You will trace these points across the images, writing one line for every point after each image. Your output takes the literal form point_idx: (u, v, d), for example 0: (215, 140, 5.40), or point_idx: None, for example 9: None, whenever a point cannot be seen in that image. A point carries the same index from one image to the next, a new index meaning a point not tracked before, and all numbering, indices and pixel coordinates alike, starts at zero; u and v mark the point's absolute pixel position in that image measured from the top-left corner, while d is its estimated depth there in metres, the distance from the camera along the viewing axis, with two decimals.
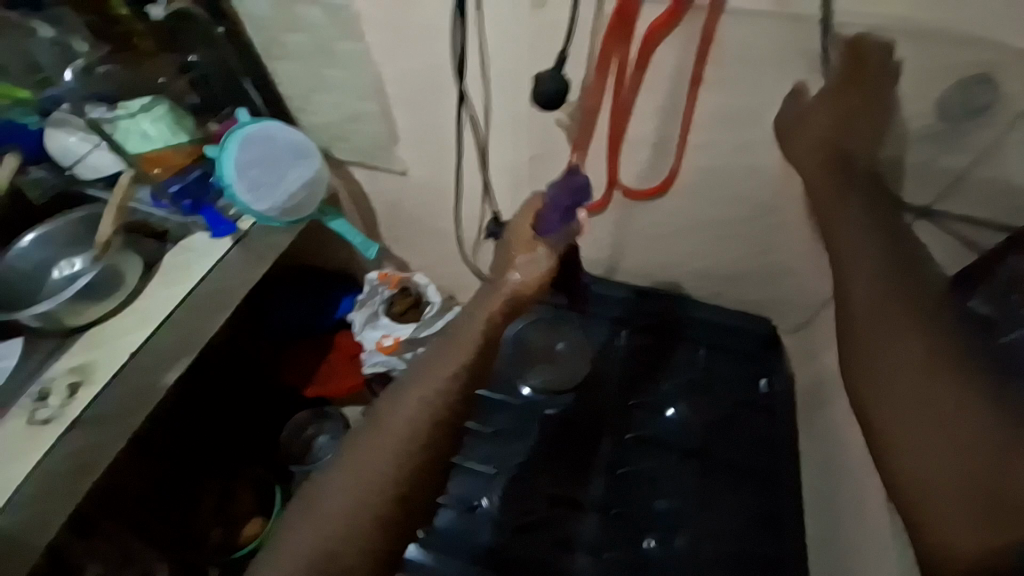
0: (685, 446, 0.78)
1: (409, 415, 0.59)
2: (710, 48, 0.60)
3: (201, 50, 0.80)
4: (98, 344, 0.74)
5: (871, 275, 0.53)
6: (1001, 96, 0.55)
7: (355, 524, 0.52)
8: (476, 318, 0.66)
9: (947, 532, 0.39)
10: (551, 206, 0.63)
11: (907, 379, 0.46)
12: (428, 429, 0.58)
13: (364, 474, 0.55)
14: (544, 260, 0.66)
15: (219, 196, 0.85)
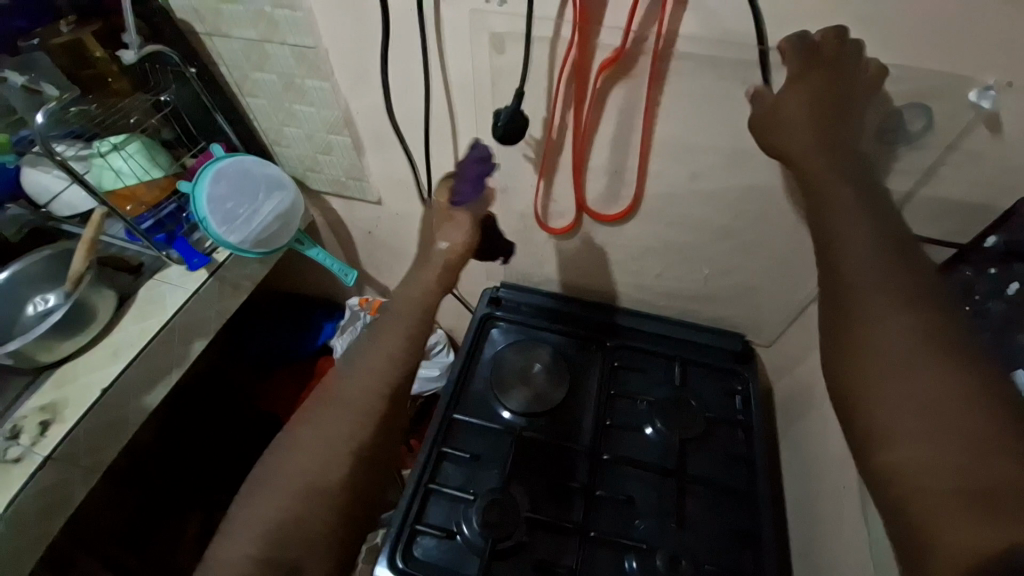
0: (662, 464, 0.78)
1: (343, 424, 0.59)
2: (662, 80, 0.63)
3: (175, 88, 0.83)
4: (70, 381, 0.74)
5: (866, 241, 0.45)
6: (938, 120, 0.57)
7: (304, 498, 0.56)
8: (413, 284, 0.65)
9: (943, 539, 0.34)
10: (464, 176, 0.68)
11: (900, 364, 0.40)
12: (367, 404, 0.59)
13: (295, 479, 0.56)
14: (466, 226, 0.66)
15: (194, 229, 0.88)
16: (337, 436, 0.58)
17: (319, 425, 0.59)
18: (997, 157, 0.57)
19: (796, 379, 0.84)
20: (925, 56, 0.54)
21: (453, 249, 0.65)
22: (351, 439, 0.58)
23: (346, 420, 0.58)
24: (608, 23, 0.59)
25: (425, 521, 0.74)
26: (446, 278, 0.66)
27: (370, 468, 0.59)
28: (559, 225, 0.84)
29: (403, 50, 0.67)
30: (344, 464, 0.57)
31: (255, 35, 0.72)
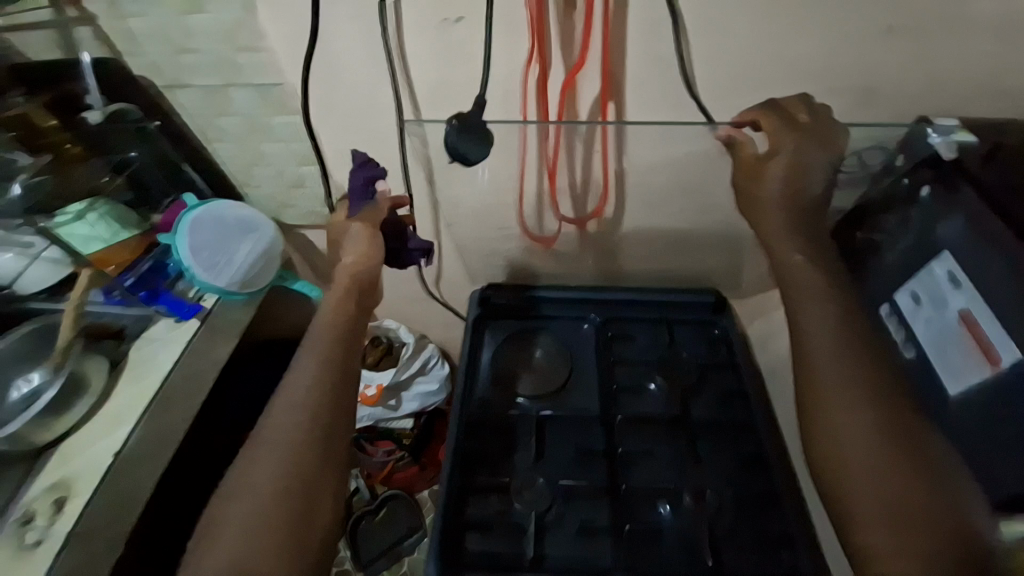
0: (669, 414, 0.85)
1: (286, 452, 0.57)
2: (610, 66, 0.69)
3: (137, 146, 0.81)
4: (75, 456, 0.71)
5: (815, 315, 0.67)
6: (846, 67, 0.67)
7: (257, 520, 0.52)
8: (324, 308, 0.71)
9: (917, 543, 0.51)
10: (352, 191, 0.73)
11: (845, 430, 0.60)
12: (308, 413, 0.61)
13: (238, 525, 0.51)
14: (357, 234, 0.72)
15: (175, 280, 0.85)
16: (279, 464, 0.56)
17: (257, 463, 0.56)
18: (889, 91, 0.68)
19: (768, 315, 0.93)
20: (827, 10, 0.63)
21: (356, 260, 0.71)
22: (299, 459, 0.57)
23: (289, 435, 0.59)
24: (556, 26, 0.65)
25: (469, 518, 0.76)
26: (361, 288, 0.72)
27: (320, 491, 0.56)
28: (547, 234, 0.87)
29: (367, 75, 0.71)
30: (293, 491, 0.54)
31: (217, 81, 0.74)
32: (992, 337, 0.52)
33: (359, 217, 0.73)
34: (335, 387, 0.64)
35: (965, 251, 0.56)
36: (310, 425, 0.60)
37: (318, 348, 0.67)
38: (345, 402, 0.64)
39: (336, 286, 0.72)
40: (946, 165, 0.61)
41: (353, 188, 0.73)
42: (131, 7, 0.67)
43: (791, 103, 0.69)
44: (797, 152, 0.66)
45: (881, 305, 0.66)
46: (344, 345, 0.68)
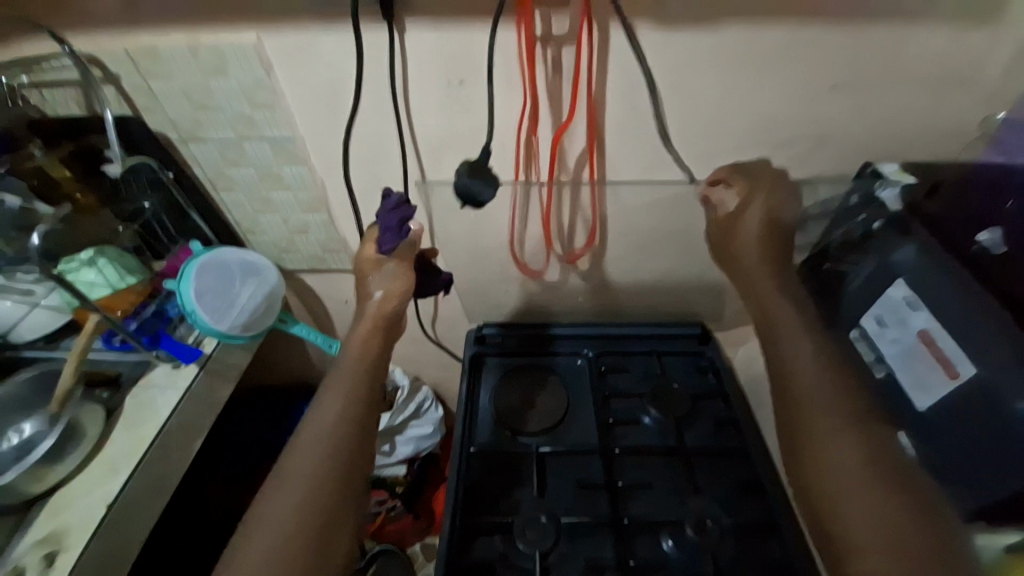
0: (665, 445, 0.87)
1: (311, 480, 0.58)
2: (596, 121, 0.76)
3: (151, 195, 0.85)
4: (68, 507, 0.69)
5: (793, 341, 0.69)
6: (801, 118, 0.76)
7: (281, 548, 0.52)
8: (354, 339, 0.74)
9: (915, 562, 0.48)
10: (382, 227, 0.71)
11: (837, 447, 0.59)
12: (334, 443, 0.62)
13: (259, 560, 0.51)
14: (395, 270, 0.74)
15: (178, 323, 0.87)
16: (301, 495, 0.56)
17: (278, 498, 0.56)
18: (838, 138, 0.78)
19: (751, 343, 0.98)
20: (785, 73, 0.72)
21: (390, 295, 0.74)
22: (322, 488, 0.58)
23: (317, 462, 0.60)
24: (547, 88, 0.72)
25: (475, 559, 0.76)
26: (389, 323, 0.75)
27: (341, 520, 0.57)
28: (538, 269, 0.92)
29: (376, 130, 0.78)
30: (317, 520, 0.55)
31: (232, 136, 0.80)
32: (949, 352, 0.58)
33: (394, 253, 0.73)
34: (359, 419, 0.66)
35: (918, 278, 0.63)
36: (338, 455, 0.61)
37: (341, 386, 0.69)
38: (369, 433, 0.66)
39: (363, 323, 0.75)
40: (901, 214, 0.69)
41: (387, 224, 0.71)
42: (155, 70, 0.73)
43: (751, 165, 0.79)
44: (767, 206, 0.74)
45: (851, 330, 0.70)
46: (368, 380, 0.70)
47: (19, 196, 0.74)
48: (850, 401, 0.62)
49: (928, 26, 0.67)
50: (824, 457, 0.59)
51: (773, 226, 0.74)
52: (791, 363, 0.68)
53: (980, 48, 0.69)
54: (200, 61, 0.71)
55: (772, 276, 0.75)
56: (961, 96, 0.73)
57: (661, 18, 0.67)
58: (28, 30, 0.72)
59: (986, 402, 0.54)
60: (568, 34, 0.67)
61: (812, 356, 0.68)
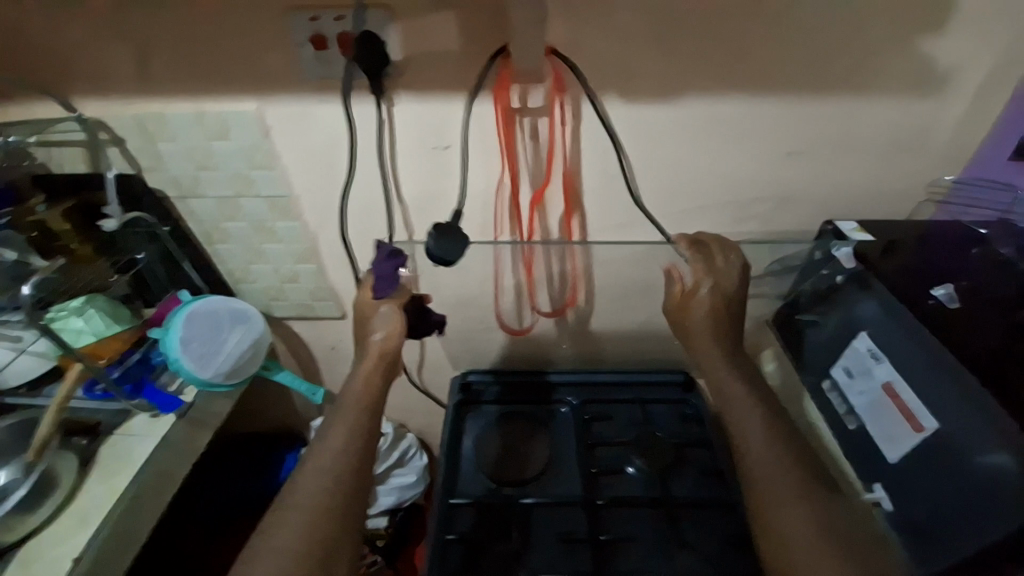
0: (650, 496, 0.85)
1: (313, 515, 0.58)
2: (573, 182, 0.81)
3: (147, 247, 0.88)
4: (34, 561, 0.67)
5: (738, 376, 0.72)
6: (765, 180, 0.81)
7: None
8: (357, 374, 0.75)
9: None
10: (378, 274, 0.75)
11: (786, 478, 0.60)
12: (338, 477, 0.62)
13: None
14: (392, 313, 0.77)
15: (162, 370, 0.87)
16: (304, 530, 0.56)
17: (279, 534, 0.56)
18: (801, 197, 0.83)
19: None
20: (746, 140, 0.77)
21: (389, 336, 0.76)
22: (324, 523, 0.57)
23: (321, 497, 0.59)
24: (527, 153, 0.77)
25: None
26: (390, 362, 0.76)
27: (341, 559, 0.56)
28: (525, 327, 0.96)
29: (365, 188, 0.82)
30: (317, 558, 0.54)
31: (230, 193, 0.83)
32: (912, 405, 0.60)
33: (389, 299, 0.77)
34: (363, 455, 0.66)
35: (882, 332, 0.65)
36: (342, 490, 0.61)
37: (344, 423, 0.69)
38: (370, 470, 0.65)
39: (367, 358, 0.75)
40: (860, 270, 0.72)
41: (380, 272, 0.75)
42: (159, 133, 0.77)
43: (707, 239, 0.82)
44: (716, 289, 0.77)
45: (822, 380, 0.74)
46: (370, 420, 0.70)
47: (17, 250, 0.77)
48: (794, 437, 0.65)
49: (873, 101, 0.73)
50: (772, 487, 0.60)
51: (718, 313, 0.76)
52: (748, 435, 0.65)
53: (922, 120, 0.75)
54: (205, 125, 0.76)
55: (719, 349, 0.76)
56: (911, 161, 0.79)
57: (630, 92, 0.73)
58: (38, 98, 0.77)
59: (950, 454, 0.56)
60: (543, 106, 0.73)
61: (775, 426, 0.66)
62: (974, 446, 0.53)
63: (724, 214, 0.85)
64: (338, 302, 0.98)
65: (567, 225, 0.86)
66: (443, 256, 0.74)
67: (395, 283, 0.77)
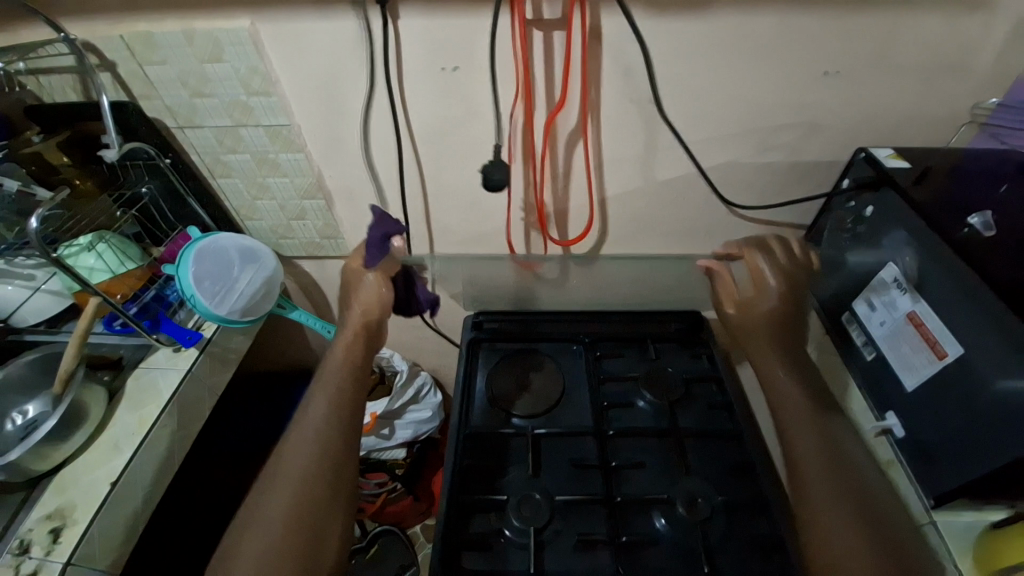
0: (658, 426, 0.88)
1: (301, 475, 0.64)
2: (590, 107, 0.76)
3: (150, 180, 0.86)
4: (74, 484, 0.71)
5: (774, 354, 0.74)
6: (796, 105, 0.76)
7: (275, 538, 0.58)
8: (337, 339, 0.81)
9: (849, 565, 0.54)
10: (369, 243, 0.81)
11: (812, 454, 0.63)
12: (323, 441, 0.67)
13: (256, 554, 0.57)
14: (374, 282, 0.83)
15: (176, 308, 0.88)
16: (292, 489, 0.62)
17: (270, 493, 0.62)
18: (832, 124, 0.78)
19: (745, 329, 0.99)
20: (777, 57, 0.71)
21: (367, 306, 0.82)
22: (310, 481, 0.63)
23: (307, 458, 0.66)
24: (544, 75, 0.73)
25: (469, 534, 0.77)
26: (371, 331, 0.83)
27: (331, 513, 0.62)
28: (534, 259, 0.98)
29: (370, 115, 0.78)
30: (307, 513, 0.61)
31: (229, 122, 0.80)
32: (937, 332, 0.59)
33: (376, 268, 0.83)
34: (349, 422, 0.71)
35: (908, 261, 0.64)
36: (329, 455, 0.66)
37: (324, 390, 0.74)
38: (355, 432, 0.70)
39: (347, 328, 0.82)
40: (887, 196, 0.70)
41: (372, 241, 0.81)
42: (151, 56, 0.72)
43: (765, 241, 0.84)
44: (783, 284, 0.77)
45: (842, 314, 0.75)
46: (350, 387, 0.75)
47: (17, 179, 0.76)
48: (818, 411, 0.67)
49: (925, 11, 0.67)
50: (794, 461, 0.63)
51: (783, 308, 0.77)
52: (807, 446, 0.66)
53: (975, 33, 0.68)
54: (196, 47, 0.71)
55: (776, 353, 0.74)
56: (955, 84, 0.73)
57: (652, 2, 0.67)
58: (20, 17, 0.72)
59: (967, 378, 0.55)
60: (560, 19, 0.67)
61: (829, 420, 0.66)
62: (997, 370, 0.52)
63: (749, 143, 0.81)
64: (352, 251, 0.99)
65: (583, 157, 0.83)
66: (493, 180, 0.75)
67: (385, 253, 0.82)
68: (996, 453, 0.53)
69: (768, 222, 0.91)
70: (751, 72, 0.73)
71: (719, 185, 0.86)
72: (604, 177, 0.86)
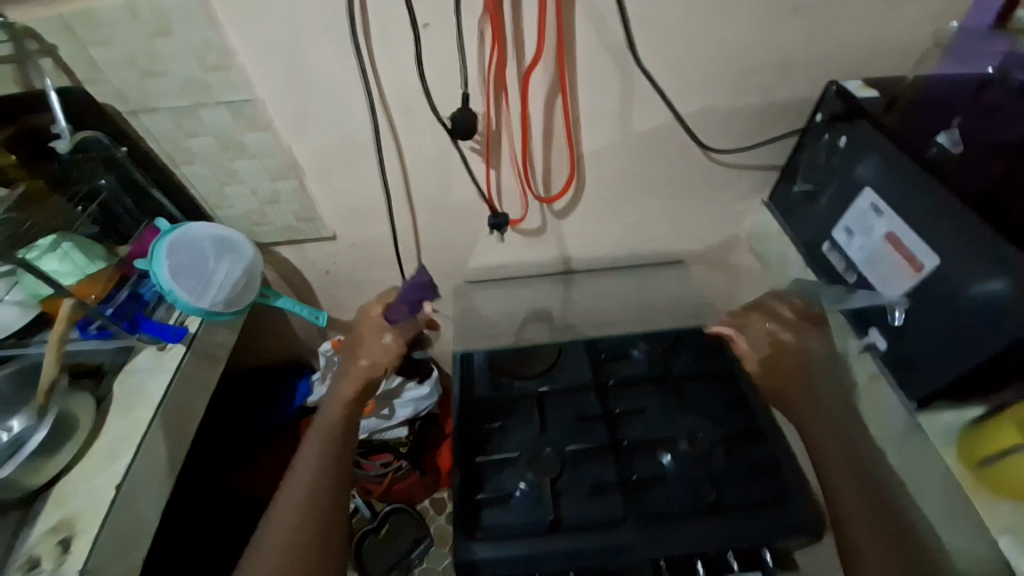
0: (654, 372, 0.90)
1: (304, 508, 0.73)
2: (566, 59, 0.75)
3: (108, 174, 0.80)
4: (74, 494, 0.68)
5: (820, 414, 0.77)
6: (768, 43, 0.77)
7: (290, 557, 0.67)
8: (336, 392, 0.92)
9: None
10: (402, 298, 0.93)
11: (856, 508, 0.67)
12: (326, 478, 0.77)
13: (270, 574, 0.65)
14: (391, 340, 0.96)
15: (154, 306, 0.84)
16: (297, 519, 0.71)
17: (278, 522, 0.71)
18: (803, 60, 0.79)
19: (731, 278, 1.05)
20: None
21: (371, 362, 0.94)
22: (314, 513, 0.72)
23: (310, 494, 0.75)
24: (518, 27, 0.71)
25: (482, 497, 0.78)
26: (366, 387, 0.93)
27: (333, 539, 0.71)
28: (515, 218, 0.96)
29: (340, 84, 0.75)
30: (312, 537, 0.70)
31: (187, 103, 0.75)
32: (913, 248, 0.63)
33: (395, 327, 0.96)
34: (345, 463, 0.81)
35: (882, 185, 0.67)
36: (331, 492, 0.76)
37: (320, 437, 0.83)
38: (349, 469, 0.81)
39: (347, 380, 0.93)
40: (860, 126, 0.72)
41: (406, 299, 0.94)
42: (93, 36, 0.67)
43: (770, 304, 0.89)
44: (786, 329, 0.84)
45: (823, 243, 0.80)
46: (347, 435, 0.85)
47: None
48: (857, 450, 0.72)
49: None
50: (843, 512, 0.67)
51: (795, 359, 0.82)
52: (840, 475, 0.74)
53: None
54: (142, 22, 0.66)
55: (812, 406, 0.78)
56: (915, 9, 0.75)
57: None
58: None
59: (945, 290, 0.59)
60: None
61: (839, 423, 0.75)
62: (972, 275, 0.56)
63: (724, 87, 0.81)
64: (332, 233, 0.97)
65: (560, 115, 0.82)
66: (455, 124, 0.75)
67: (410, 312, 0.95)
68: (972, 352, 0.57)
69: (744, 164, 0.93)
70: (722, 11, 0.73)
71: (696, 132, 0.87)
72: (582, 134, 0.85)
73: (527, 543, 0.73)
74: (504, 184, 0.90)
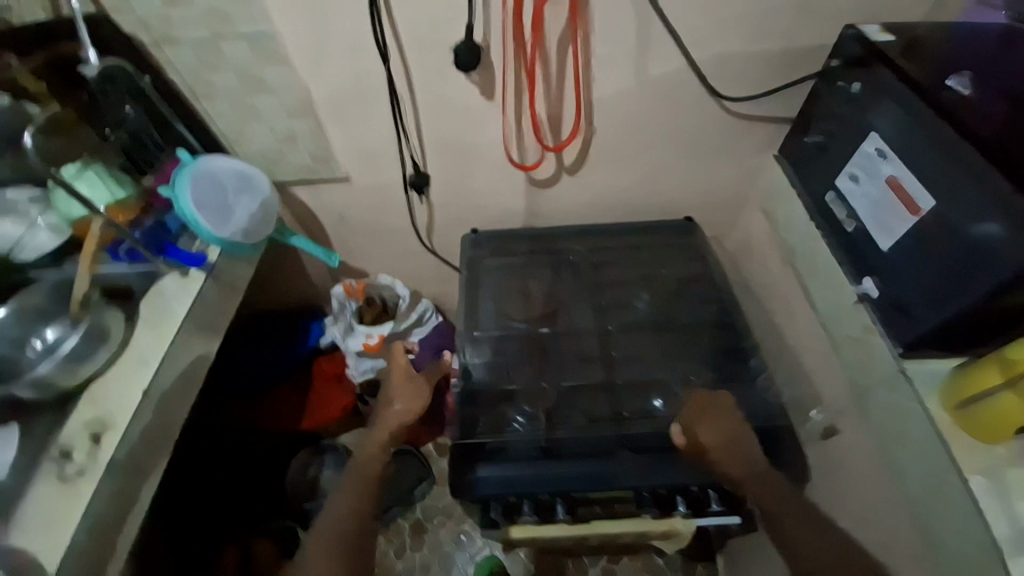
0: (654, 322, 0.93)
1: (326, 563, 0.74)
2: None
3: (133, 104, 0.83)
4: (105, 396, 0.74)
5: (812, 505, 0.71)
6: None
7: None
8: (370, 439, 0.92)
9: None
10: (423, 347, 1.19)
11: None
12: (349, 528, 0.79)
13: None
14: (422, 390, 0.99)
15: (180, 235, 0.88)
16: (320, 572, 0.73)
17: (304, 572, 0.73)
18: (823, 4, 0.77)
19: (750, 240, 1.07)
20: None
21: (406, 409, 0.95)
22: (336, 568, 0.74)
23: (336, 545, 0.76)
24: None
25: (475, 433, 0.82)
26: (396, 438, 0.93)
27: None
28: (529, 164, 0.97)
29: (353, 17, 0.76)
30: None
31: (207, 34, 0.77)
32: (915, 192, 0.64)
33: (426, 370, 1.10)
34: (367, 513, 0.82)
35: (893, 132, 0.67)
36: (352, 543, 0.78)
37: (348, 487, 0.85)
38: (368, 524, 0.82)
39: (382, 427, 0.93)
40: (875, 70, 0.71)
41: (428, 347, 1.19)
42: None
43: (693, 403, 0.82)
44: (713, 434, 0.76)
45: (828, 193, 0.81)
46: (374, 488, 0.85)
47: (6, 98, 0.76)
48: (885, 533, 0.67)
49: None
50: None
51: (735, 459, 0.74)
52: (855, 491, 0.73)
53: None
54: None
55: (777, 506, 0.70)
56: None
57: None
58: None
59: (946, 233, 0.60)
60: None
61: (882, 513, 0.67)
62: (971, 216, 0.57)
63: (738, 32, 0.80)
64: (347, 175, 0.99)
65: (572, 55, 0.82)
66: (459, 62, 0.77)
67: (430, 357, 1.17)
68: (966, 293, 0.58)
69: (757, 116, 0.92)
70: None
71: (710, 80, 0.86)
72: (594, 78, 0.85)
73: (521, 467, 0.78)
74: (516, 129, 0.91)
